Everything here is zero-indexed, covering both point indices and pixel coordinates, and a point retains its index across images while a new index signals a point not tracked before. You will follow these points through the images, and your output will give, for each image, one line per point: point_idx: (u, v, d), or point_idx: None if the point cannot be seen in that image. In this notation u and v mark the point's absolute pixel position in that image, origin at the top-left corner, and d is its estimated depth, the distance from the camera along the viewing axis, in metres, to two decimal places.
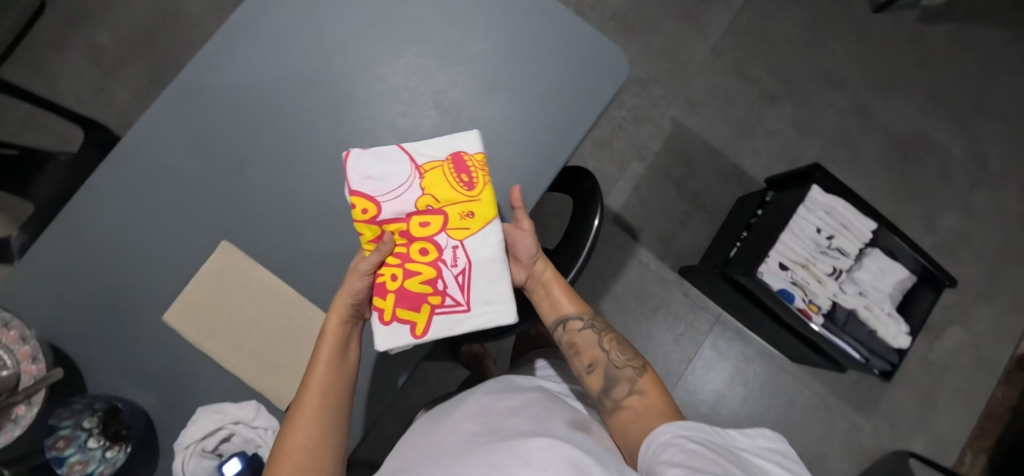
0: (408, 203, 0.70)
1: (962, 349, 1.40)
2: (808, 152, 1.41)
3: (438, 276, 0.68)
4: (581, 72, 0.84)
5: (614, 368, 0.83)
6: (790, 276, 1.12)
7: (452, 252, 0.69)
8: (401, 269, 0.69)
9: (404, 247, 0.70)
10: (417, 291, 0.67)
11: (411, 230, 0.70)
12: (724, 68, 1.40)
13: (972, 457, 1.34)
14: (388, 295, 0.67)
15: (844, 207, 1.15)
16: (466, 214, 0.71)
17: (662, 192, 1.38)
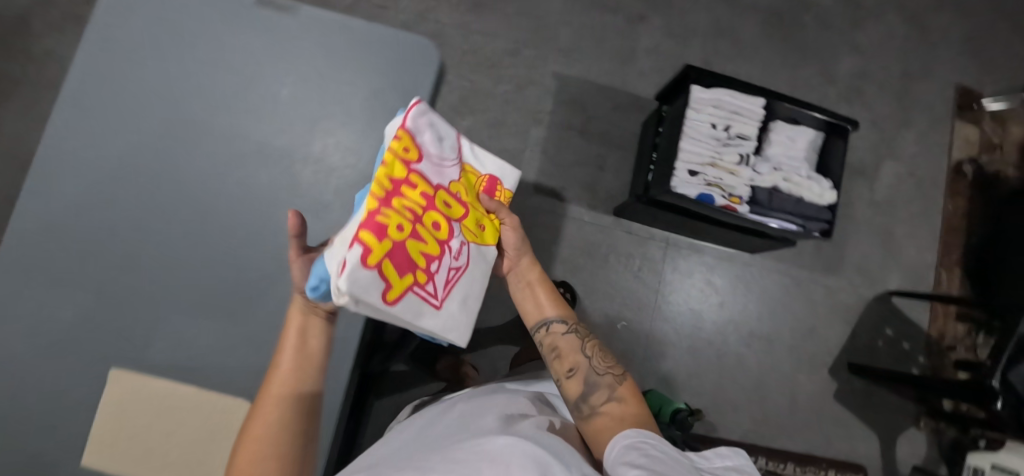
0: (445, 173, 0.51)
1: (903, 180, 1.40)
2: (693, 52, 1.36)
3: (432, 262, 0.45)
4: (405, 58, 0.64)
5: (594, 373, 0.64)
6: (703, 178, 0.99)
7: (458, 248, 0.50)
8: (414, 220, 0.44)
9: (423, 197, 0.46)
10: (414, 257, 0.42)
11: (435, 194, 0.48)
12: (582, 7, 1.33)
13: (947, 274, 1.38)
14: (386, 241, 0.39)
15: (728, 92, 1.02)
16: (480, 225, 0.56)
17: (572, 144, 1.27)
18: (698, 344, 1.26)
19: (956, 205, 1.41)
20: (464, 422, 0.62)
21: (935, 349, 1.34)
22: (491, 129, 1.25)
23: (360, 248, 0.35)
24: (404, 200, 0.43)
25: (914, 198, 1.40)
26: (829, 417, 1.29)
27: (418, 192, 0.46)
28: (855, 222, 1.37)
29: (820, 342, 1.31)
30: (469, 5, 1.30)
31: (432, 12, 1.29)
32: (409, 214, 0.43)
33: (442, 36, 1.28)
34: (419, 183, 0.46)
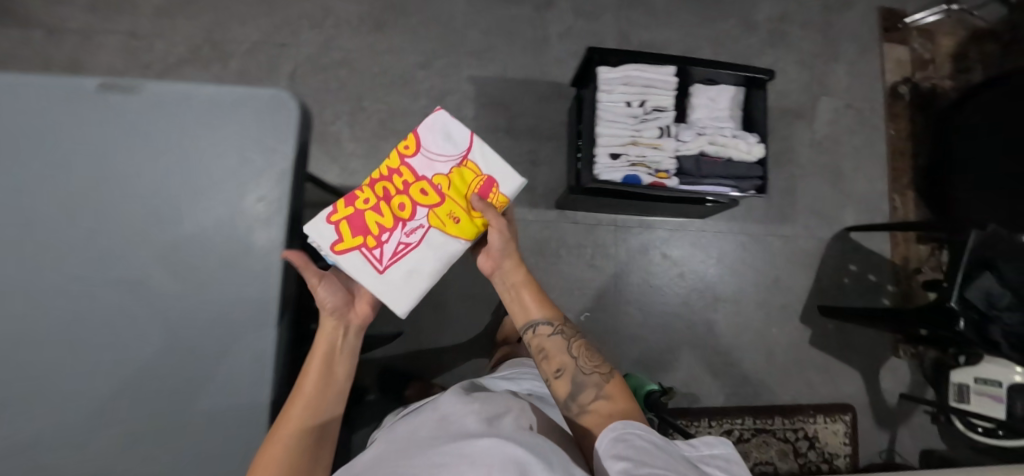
0: (433, 171, 0.67)
1: (842, 113, 1.39)
2: (608, 28, 1.33)
3: (382, 233, 0.65)
4: (256, 115, 0.60)
5: (581, 371, 0.61)
6: (627, 158, 0.97)
7: (408, 230, 0.66)
8: (379, 199, 0.67)
9: (400, 186, 0.67)
10: (365, 222, 0.65)
11: (410, 187, 0.67)
12: (486, 5, 1.29)
13: (901, 199, 1.37)
14: (349, 207, 0.66)
15: (636, 66, 0.99)
16: (455, 216, 0.66)
17: (502, 145, 1.25)
18: (667, 319, 1.25)
19: (899, 128, 1.40)
20: (446, 418, 0.60)
21: (902, 276, 1.34)
22: None
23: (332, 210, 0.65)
24: (381, 182, 0.68)
25: (856, 129, 1.39)
26: (808, 363, 1.29)
27: (390, 180, 0.68)
28: (801, 165, 1.36)
29: (787, 291, 1.30)
30: (371, 25, 1.26)
31: (334, 40, 1.25)
32: (372, 194, 0.67)
33: (349, 63, 1.25)
34: (395, 173, 0.68)
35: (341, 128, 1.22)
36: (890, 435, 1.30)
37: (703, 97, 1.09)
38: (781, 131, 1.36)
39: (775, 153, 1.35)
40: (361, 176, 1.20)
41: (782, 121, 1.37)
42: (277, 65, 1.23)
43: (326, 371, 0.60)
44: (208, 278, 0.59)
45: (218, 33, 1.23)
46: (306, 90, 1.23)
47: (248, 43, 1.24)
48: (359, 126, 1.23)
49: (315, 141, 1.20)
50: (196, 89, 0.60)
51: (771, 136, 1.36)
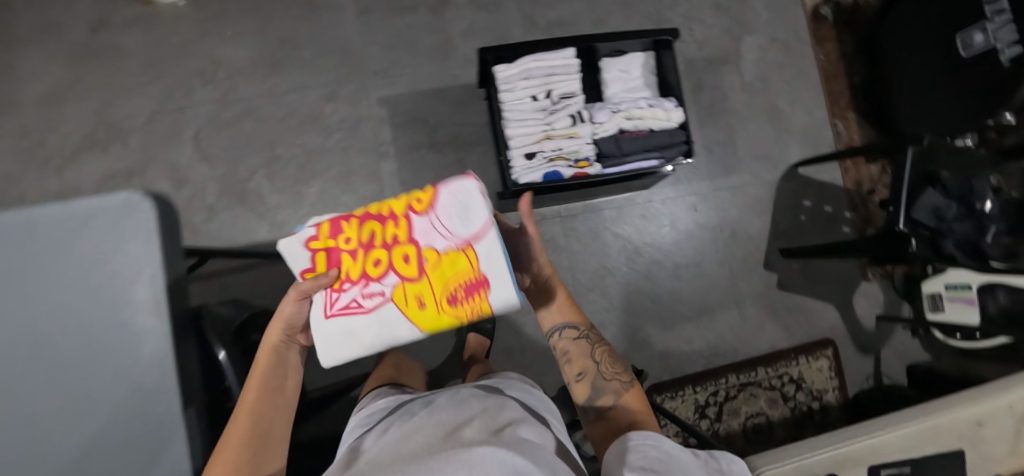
0: (433, 245, 0.55)
1: (768, 48, 1.35)
2: (511, 16, 1.28)
3: (347, 282, 0.56)
4: (99, 228, 0.57)
5: (599, 377, 0.60)
6: (543, 156, 0.94)
7: (370, 292, 0.55)
8: (359, 245, 0.55)
9: (388, 238, 0.55)
10: (339, 261, 0.56)
11: (397, 244, 0.55)
12: (381, 21, 1.24)
13: (842, 122, 1.35)
14: (332, 238, 0.55)
15: (532, 57, 0.95)
16: (422, 301, 0.55)
17: (428, 161, 1.21)
18: (633, 297, 1.24)
19: (828, 52, 1.36)
20: (445, 416, 0.48)
21: (857, 200, 1.33)
22: (342, 183, 1.19)
23: (315, 232, 0.55)
24: (372, 223, 0.56)
25: (784, 62, 1.35)
26: (781, 308, 1.28)
27: (383, 225, 0.56)
28: (737, 111, 1.33)
29: (746, 241, 1.29)
30: (266, 68, 1.20)
31: (232, 91, 1.19)
32: (358, 235, 0.55)
33: (252, 112, 1.19)
34: (393, 223, 0.56)
35: (259, 182, 1.17)
36: (875, 359, 1.30)
37: (613, 72, 1.05)
38: (709, 82, 1.33)
39: (707, 105, 1.32)
40: (292, 227, 1.16)
41: (708, 71, 1.33)
42: (179, 132, 1.18)
43: (272, 388, 0.54)
44: (88, 408, 0.55)
45: (111, 113, 1.17)
46: (215, 150, 1.18)
47: (144, 115, 1.18)
48: (277, 175, 1.18)
49: (237, 201, 1.16)
50: (26, 215, 0.56)
51: (700, 88, 1.32)
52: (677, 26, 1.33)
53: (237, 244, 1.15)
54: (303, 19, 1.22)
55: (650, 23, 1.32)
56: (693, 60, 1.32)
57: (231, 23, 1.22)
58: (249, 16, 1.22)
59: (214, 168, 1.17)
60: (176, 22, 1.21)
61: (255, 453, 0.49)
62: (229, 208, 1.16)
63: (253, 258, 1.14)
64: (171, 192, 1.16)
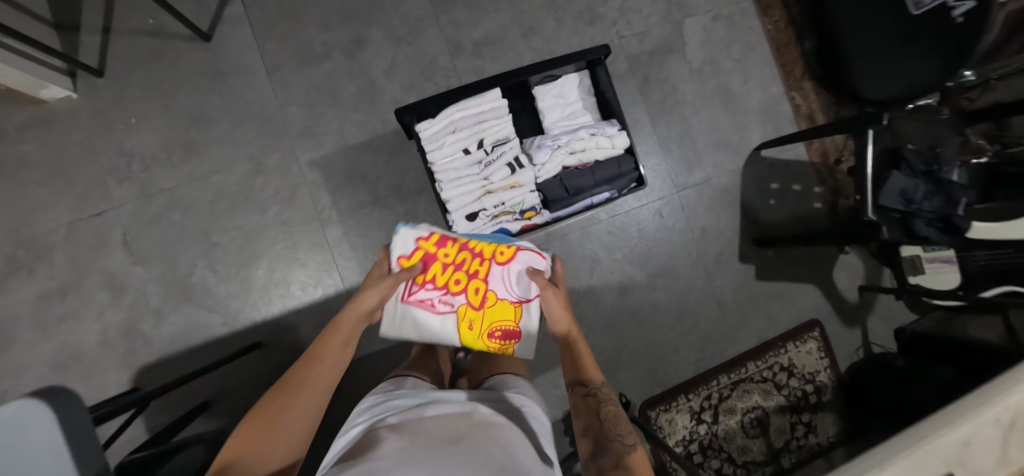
0: (498, 291, 0.80)
1: (712, 27, 1.27)
2: (434, 42, 1.18)
3: (431, 284, 0.81)
4: None
5: (604, 437, 0.59)
6: (486, 214, 0.88)
7: (443, 301, 0.81)
8: (447, 265, 0.81)
9: (469, 271, 0.81)
10: (429, 265, 0.81)
11: (475, 277, 0.80)
12: (295, 76, 1.14)
13: (800, 94, 1.29)
14: (434, 250, 0.81)
15: (455, 108, 0.87)
16: (470, 323, 0.81)
17: (375, 218, 1.14)
18: (613, 317, 1.19)
19: (776, 20, 1.30)
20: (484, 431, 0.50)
21: (825, 172, 1.29)
22: (289, 260, 1.12)
23: (428, 235, 0.81)
24: (463, 252, 0.81)
25: (731, 39, 1.28)
26: (763, 298, 1.25)
27: (471, 257, 0.81)
28: (691, 101, 1.25)
29: (720, 237, 1.24)
30: (183, 151, 1.11)
31: (152, 183, 1.11)
32: (452, 256, 0.81)
33: (177, 201, 1.11)
34: (477, 259, 0.81)
35: (202, 275, 1.11)
36: (862, 330, 1.30)
37: (549, 98, 0.96)
38: (656, 75, 1.24)
39: (658, 100, 1.24)
40: (248, 314, 1.11)
41: (654, 63, 1.24)
42: (105, 237, 1.10)
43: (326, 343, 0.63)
44: None
45: (29, 231, 1.09)
46: (147, 250, 1.10)
47: (65, 226, 1.10)
48: (219, 264, 1.11)
49: (183, 299, 1.10)
50: None
51: (648, 84, 1.24)
52: (613, 21, 1.24)
53: (194, 343, 1.10)
54: (211, 90, 1.13)
55: (584, 22, 1.23)
56: (636, 55, 1.24)
57: (135, 108, 1.12)
58: (154, 96, 1.12)
59: (151, 269, 1.10)
60: (76, 118, 1.11)
61: (305, 399, 0.57)
62: (176, 308, 1.10)
63: (215, 354, 1.10)
64: (112, 303, 1.10)
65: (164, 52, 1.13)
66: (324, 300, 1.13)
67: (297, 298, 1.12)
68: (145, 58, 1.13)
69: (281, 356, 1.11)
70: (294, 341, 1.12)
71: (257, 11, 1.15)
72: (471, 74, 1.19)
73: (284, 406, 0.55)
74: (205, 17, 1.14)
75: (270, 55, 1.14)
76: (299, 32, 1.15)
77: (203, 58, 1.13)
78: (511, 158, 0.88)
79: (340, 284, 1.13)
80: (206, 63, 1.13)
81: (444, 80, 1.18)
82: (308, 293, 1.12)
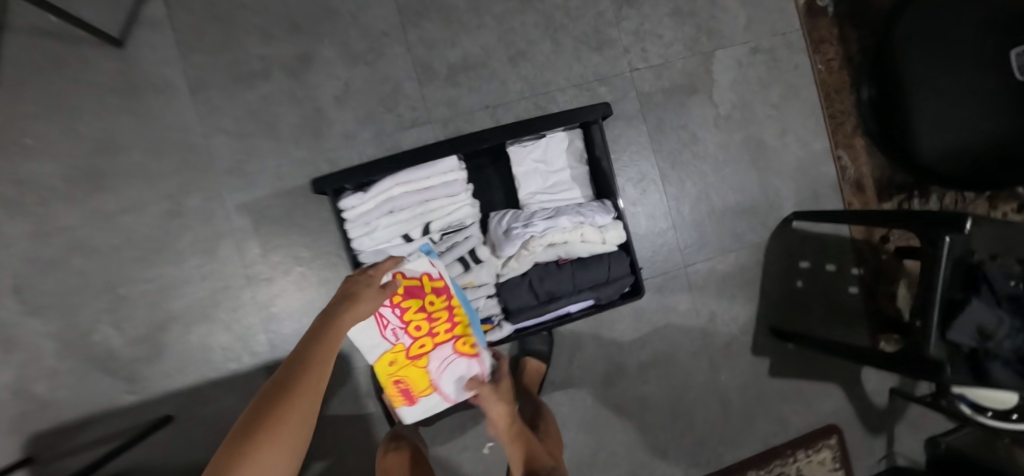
0: (432, 368, 0.67)
1: (746, 64, 1.03)
2: (399, 64, 0.95)
3: (400, 308, 0.64)
4: None
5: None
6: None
7: (394, 329, 0.65)
8: (425, 312, 0.66)
9: (435, 332, 0.67)
10: (415, 295, 0.65)
11: (431, 339, 0.67)
12: (225, 99, 0.93)
13: (848, 154, 1.05)
14: (429, 292, 0.65)
15: (392, 182, 0.66)
16: (392, 361, 0.67)
17: (316, 278, 0.95)
18: (594, 412, 1.00)
19: (829, 57, 1.05)
20: None
21: (867, 251, 1.05)
22: (210, 322, 0.94)
23: (439, 277, 0.66)
24: (445, 313, 0.66)
25: (768, 80, 1.03)
26: (774, 396, 1.05)
27: (449, 322, 0.67)
28: (712, 155, 1.02)
29: (729, 323, 1.03)
30: (87, 183, 0.92)
31: (48, 220, 0.92)
32: (437, 310, 0.66)
33: (79, 244, 0.92)
34: (449, 331, 0.67)
35: (106, 333, 0.93)
36: (887, 438, 1.10)
37: (528, 163, 0.74)
38: (673, 120, 1.01)
39: (672, 152, 1.01)
40: (160, 381, 0.94)
41: (672, 105, 1.00)
42: None
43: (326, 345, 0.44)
44: None
45: None
46: (42, 300, 0.92)
47: None
48: (128, 322, 0.93)
49: (84, 360, 0.93)
50: None
51: (662, 130, 1.00)
52: (626, 48, 1.00)
53: (95, 413, 0.93)
54: (122, 109, 0.92)
55: (589, 48, 0.99)
56: (650, 94, 1.00)
57: (30, 126, 0.91)
58: (54, 112, 0.92)
59: (47, 322, 0.92)
60: None
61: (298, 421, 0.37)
62: (75, 370, 0.93)
63: (120, 427, 0.93)
64: None
65: (66, 57, 0.92)
66: (250, 371, 0.95)
67: (218, 366, 0.95)
68: (43, 64, 0.91)
69: (196, 433, 0.94)
70: (213, 417, 0.95)
71: (183, 12, 0.93)
72: (442, 107, 0.96)
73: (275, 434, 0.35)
74: (119, 16, 0.92)
75: (196, 70, 0.93)
76: (233, 43, 0.93)
77: (115, 69, 0.92)
78: (465, 254, 0.70)
79: (270, 354, 0.95)
80: (118, 75, 0.92)
81: (408, 112, 0.95)
82: (232, 361, 0.95)
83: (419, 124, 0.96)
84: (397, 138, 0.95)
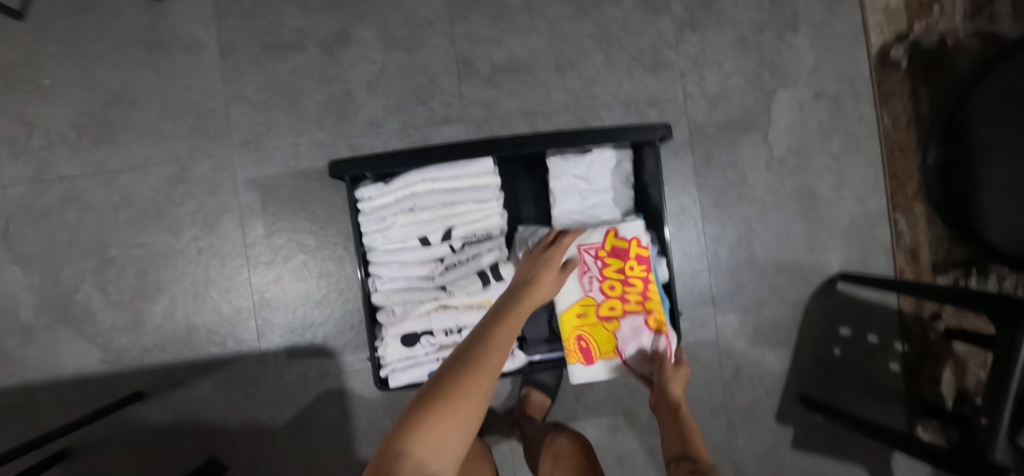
0: (621, 335, 0.58)
1: (807, 107, 0.95)
2: (440, 57, 0.90)
3: (600, 262, 0.59)
4: None
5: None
6: (431, 344, 0.63)
7: (590, 279, 0.59)
8: (626, 275, 0.59)
9: (632, 298, 0.59)
10: (621, 255, 0.59)
11: (626, 303, 0.59)
12: (253, 67, 0.88)
13: (905, 218, 0.96)
14: (636, 260, 0.59)
15: (419, 177, 0.59)
16: (580, 314, 0.59)
17: (316, 269, 0.88)
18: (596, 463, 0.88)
19: (896, 113, 0.97)
20: None
21: (914, 330, 0.94)
22: (197, 299, 0.88)
23: (647, 247, 0.59)
24: (644, 284, 0.59)
25: (829, 127, 0.96)
26: (793, 472, 0.95)
27: (642, 295, 0.59)
28: (759, 199, 0.94)
29: (755, 383, 0.94)
30: (95, 134, 0.87)
31: (48, 167, 0.87)
32: (640, 278, 0.59)
33: (77, 198, 0.87)
34: (640, 303, 0.59)
35: (88, 294, 0.87)
36: None
37: (568, 178, 0.67)
38: (722, 155, 0.93)
39: (716, 189, 0.93)
40: (135, 354, 0.87)
41: (723, 140, 0.93)
42: None
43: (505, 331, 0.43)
44: None
45: None
46: (30, 250, 0.87)
47: None
48: (114, 286, 0.87)
49: (61, 320, 0.87)
50: None
51: (709, 165, 0.93)
52: (682, 72, 0.93)
53: (62, 378, 0.86)
54: (145, 63, 0.88)
55: (642, 67, 0.92)
56: (701, 125, 0.93)
57: (51, 68, 0.87)
58: (76, 57, 0.87)
59: (27, 274, 0.87)
60: None
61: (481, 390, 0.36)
62: (49, 329, 0.86)
63: (85, 397, 0.86)
64: None
65: (99, 2, 0.87)
66: (231, 358, 0.88)
67: (198, 348, 0.88)
68: (74, 6, 0.87)
69: (164, 416, 0.87)
70: (185, 402, 0.87)
71: None
72: (479, 107, 0.90)
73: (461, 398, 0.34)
74: None
75: (228, 33, 0.88)
76: (271, 11, 0.88)
77: (146, 21, 0.88)
78: (486, 268, 0.61)
79: (256, 343, 0.88)
80: (148, 28, 0.88)
81: (441, 108, 0.89)
82: (214, 344, 0.88)
83: (451, 122, 0.89)
84: (426, 133, 0.89)
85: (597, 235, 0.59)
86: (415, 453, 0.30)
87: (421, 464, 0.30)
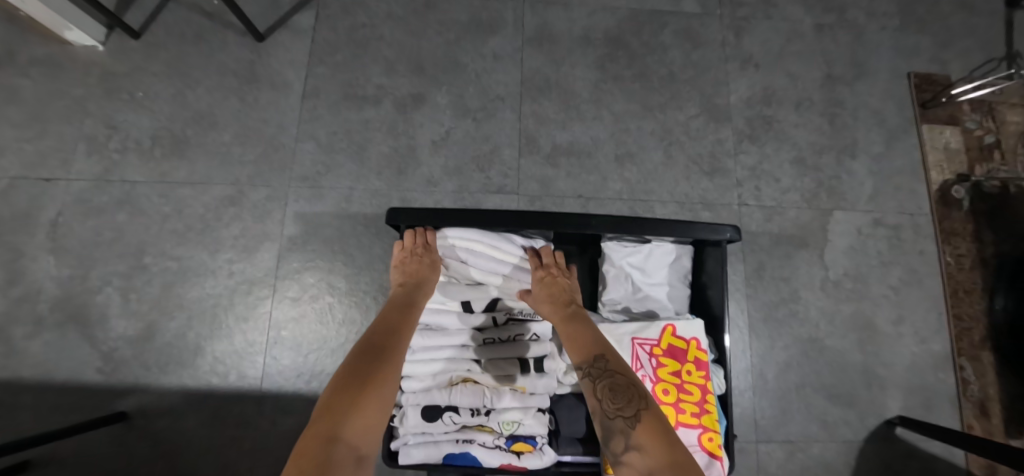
0: None
1: (866, 235, 0.93)
2: (505, 129, 0.93)
3: (655, 361, 0.55)
4: None
5: (603, 415, 0.45)
6: (453, 422, 0.57)
7: (643, 378, 0.55)
8: (679, 381, 0.54)
9: (686, 406, 0.54)
10: (678, 357, 0.55)
11: (677, 411, 0.53)
12: (329, 111, 0.93)
13: (974, 368, 0.88)
14: (690, 363, 0.55)
15: (481, 237, 0.58)
16: None
17: (340, 315, 0.85)
18: None
19: (960, 252, 0.93)
20: None
21: None
22: (214, 323, 0.84)
23: (706, 351, 0.56)
24: (698, 390, 0.54)
25: (888, 259, 0.92)
26: None
27: (697, 405, 0.54)
28: (811, 322, 0.88)
29: None
30: (169, 147, 0.91)
31: (117, 169, 0.90)
32: (695, 386, 0.54)
33: (132, 201, 0.89)
34: (696, 416, 0.53)
35: (109, 298, 0.85)
36: None
37: (622, 265, 0.64)
38: (775, 269, 0.90)
39: (767, 303, 0.89)
40: (133, 369, 0.82)
41: (778, 253, 0.90)
42: (36, 210, 0.88)
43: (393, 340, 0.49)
44: None
45: None
46: (71, 245, 0.87)
47: (5, 179, 0.89)
48: (137, 293, 0.85)
49: (73, 319, 0.84)
50: None
51: (761, 277, 0.89)
52: (739, 181, 0.93)
53: (51, 381, 0.81)
54: (235, 93, 0.94)
55: (700, 170, 0.93)
56: (755, 235, 0.91)
57: (151, 84, 0.94)
58: (177, 78, 0.95)
59: (58, 266, 0.86)
60: (87, 72, 0.94)
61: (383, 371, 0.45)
62: (59, 326, 0.83)
63: (68, 406, 0.81)
64: None
65: (211, 36, 0.97)
66: (228, 393, 0.82)
67: (198, 375, 0.82)
68: (189, 35, 0.97)
69: (140, 445, 0.79)
70: (166, 433, 0.80)
71: (327, 29, 0.97)
72: (534, 182, 0.91)
73: (379, 389, 0.43)
74: (272, 17, 0.97)
75: (315, 79, 0.95)
76: (359, 67, 0.95)
77: (246, 57, 0.96)
78: (529, 358, 0.57)
79: (257, 382, 0.82)
80: (247, 63, 0.95)
81: (498, 177, 0.91)
82: (215, 375, 0.82)
83: (505, 191, 0.90)
84: (478, 198, 0.89)
85: (654, 331, 0.56)
86: (345, 438, 0.38)
87: (352, 446, 0.38)
